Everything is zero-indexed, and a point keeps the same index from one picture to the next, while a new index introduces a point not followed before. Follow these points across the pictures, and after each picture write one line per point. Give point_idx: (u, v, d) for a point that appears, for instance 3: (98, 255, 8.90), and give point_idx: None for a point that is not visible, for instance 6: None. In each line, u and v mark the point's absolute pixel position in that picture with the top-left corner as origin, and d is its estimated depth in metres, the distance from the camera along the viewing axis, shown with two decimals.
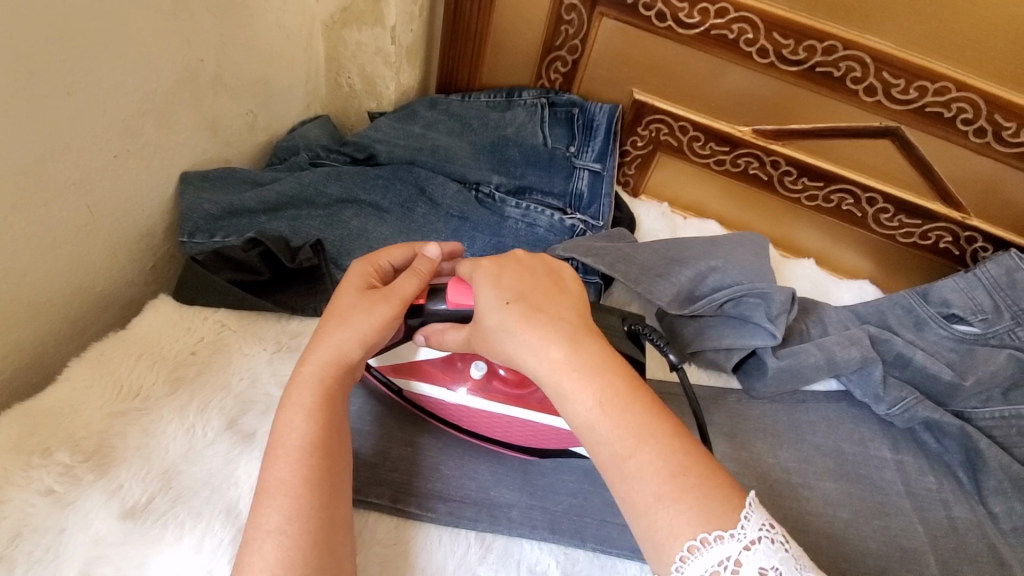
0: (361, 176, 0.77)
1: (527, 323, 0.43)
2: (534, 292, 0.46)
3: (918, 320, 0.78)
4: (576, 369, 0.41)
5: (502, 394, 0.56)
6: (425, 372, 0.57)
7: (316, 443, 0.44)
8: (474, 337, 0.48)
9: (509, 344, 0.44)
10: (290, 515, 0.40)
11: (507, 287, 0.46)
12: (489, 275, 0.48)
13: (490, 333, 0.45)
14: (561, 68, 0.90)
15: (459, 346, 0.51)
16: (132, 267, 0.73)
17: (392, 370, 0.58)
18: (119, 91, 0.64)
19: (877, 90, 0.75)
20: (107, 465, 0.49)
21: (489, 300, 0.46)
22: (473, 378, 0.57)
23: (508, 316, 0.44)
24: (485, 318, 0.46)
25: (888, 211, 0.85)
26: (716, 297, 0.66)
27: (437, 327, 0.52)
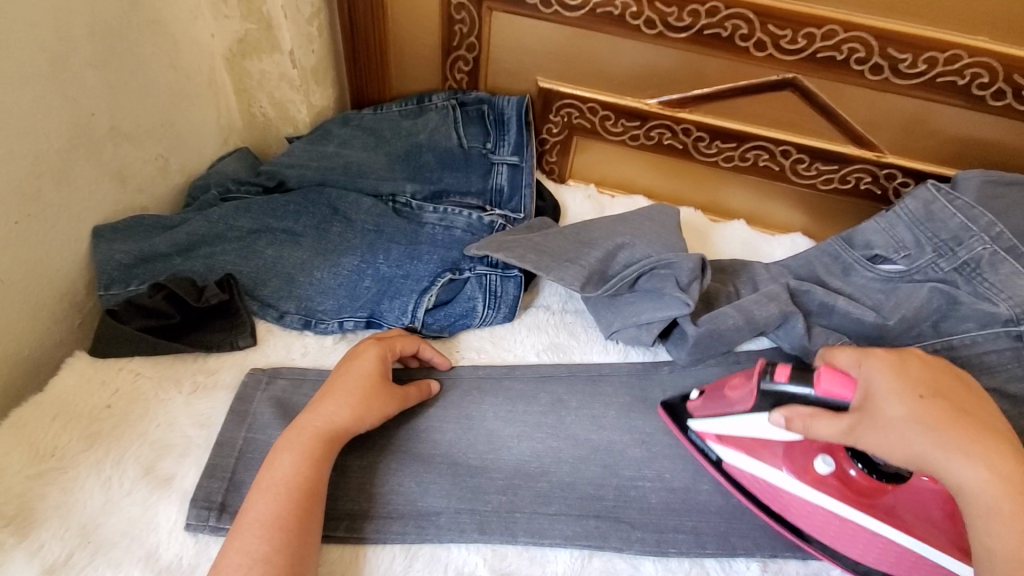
0: (271, 205, 0.77)
1: (949, 424, 0.47)
2: (948, 392, 0.50)
3: (846, 266, 0.77)
4: (1012, 484, 0.45)
5: (846, 496, 0.54)
6: (760, 452, 0.57)
7: (311, 485, 0.51)
8: (859, 423, 0.50)
9: (929, 442, 0.47)
10: (277, 548, 0.47)
11: (918, 381, 0.50)
12: (888, 365, 0.51)
13: (893, 426, 0.48)
14: (464, 67, 0.90)
15: (830, 436, 0.51)
16: (58, 327, 0.74)
17: (715, 436, 0.60)
18: (9, 158, 0.64)
19: (767, 44, 0.75)
20: (27, 527, 0.50)
21: (893, 392, 0.49)
22: (816, 473, 0.55)
23: (927, 415, 0.48)
24: (883, 407, 0.49)
25: (804, 161, 0.85)
26: (626, 274, 0.67)
27: (804, 409, 0.52)
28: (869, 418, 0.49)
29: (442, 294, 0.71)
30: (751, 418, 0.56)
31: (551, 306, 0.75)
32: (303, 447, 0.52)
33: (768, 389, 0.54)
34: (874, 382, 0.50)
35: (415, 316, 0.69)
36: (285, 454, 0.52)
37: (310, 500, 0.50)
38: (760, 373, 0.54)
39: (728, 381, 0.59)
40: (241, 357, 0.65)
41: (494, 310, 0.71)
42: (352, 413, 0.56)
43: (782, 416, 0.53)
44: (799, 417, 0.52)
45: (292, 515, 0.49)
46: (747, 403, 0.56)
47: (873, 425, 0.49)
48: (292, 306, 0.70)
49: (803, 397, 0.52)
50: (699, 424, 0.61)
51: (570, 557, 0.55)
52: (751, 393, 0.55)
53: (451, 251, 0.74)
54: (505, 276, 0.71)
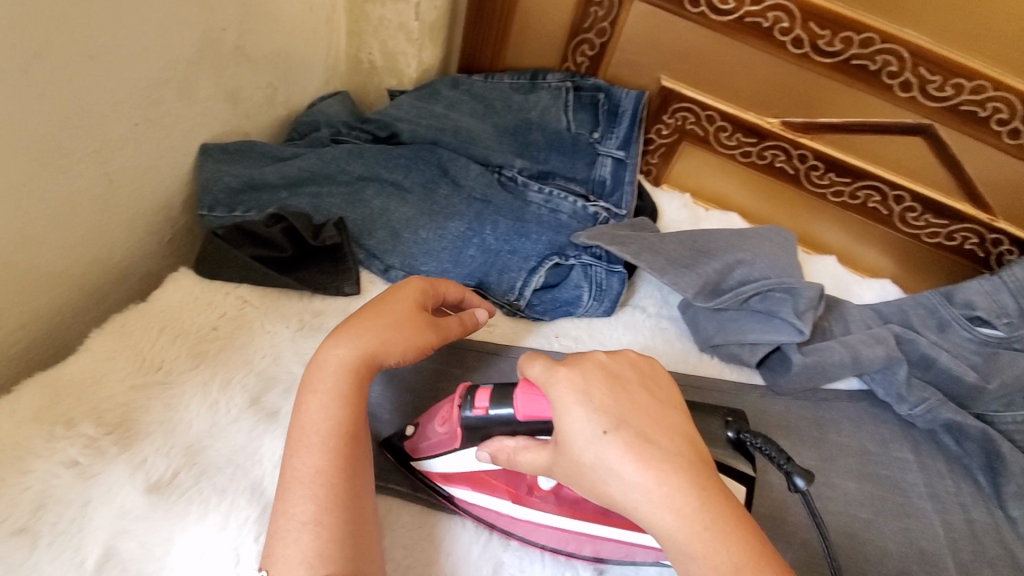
0: (384, 155, 0.76)
1: (637, 460, 0.40)
2: (643, 419, 0.42)
3: (941, 321, 0.76)
4: (709, 523, 0.39)
5: (571, 509, 0.50)
6: (485, 483, 0.51)
7: (352, 433, 0.46)
8: (556, 462, 0.43)
9: (625, 487, 0.40)
10: (325, 507, 0.42)
11: (605, 409, 0.42)
12: (575, 389, 0.43)
13: (584, 469, 0.41)
14: (588, 51, 0.88)
15: (533, 468, 0.45)
16: (150, 239, 0.71)
17: (444, 477, 0.52)
18: (142, 57, 0.61)
19: (913, 86, 0.74)
20: (130, 438, 0.48)
21: (582, 430, 0.41)
22: (538, 488, 0.50)
23: (612, 452, 0.40)
24: (575, 449, 0.41)
25: (915, 210, 0.84)
26: (743, 290, 0.66)
27: (507, 443, 0.47)
28: (564, 458, 0.42)
29: (549, 277, 0.70)
30: (462, 453, 0.50)
31: (648, 308, 0.74)
32: (329, 387, 0.48)
33: (471, 421, 0.48)
34: (567, 416, 0.42)
35: (522, 295, 0.69)
36: (314, 397, 0.47)
37: (351, 455, 0.45)
38: (459, 407, 0.49)
39: (432, 414, 0.52)
40: (346, 304, 0.63)
41: (598, 302, 0.70)
42: (377, 336, 0.51)
43: (488, 453, 0.48)
44: (504, 451, 0.47)
45: (342, 472, 0.44)
46: (456, 439, 0.50)
47: (569, 469, 0.42)
48: (397, 261, 0.69)
49: (504, 424, 0.47)
50: (427, 464, 0.52)
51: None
52: (455, 429, 0.49)
53: (559, 235, 0.72)
54: (611, 271, 0.70)
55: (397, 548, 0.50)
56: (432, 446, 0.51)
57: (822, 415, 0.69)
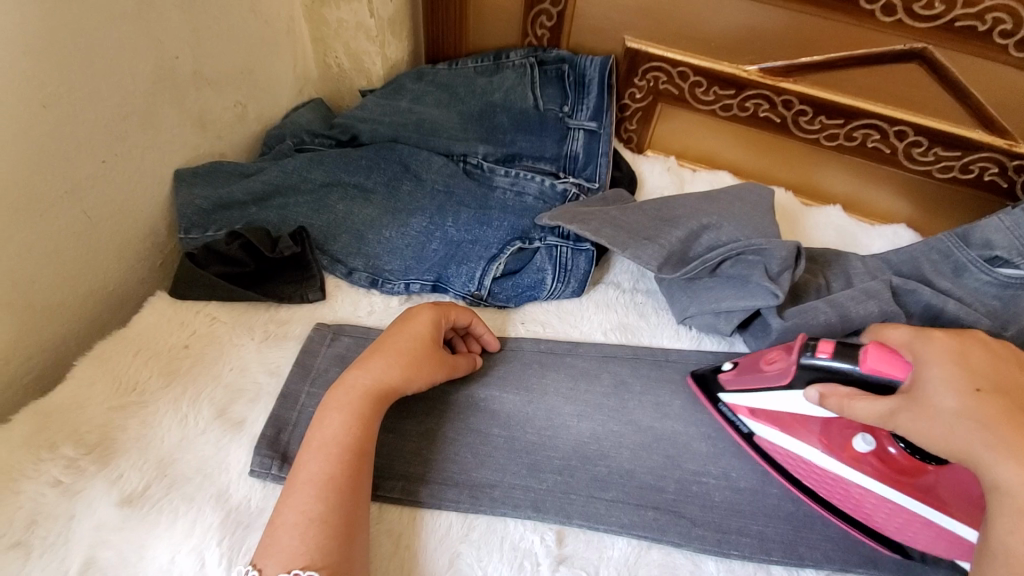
0: (344, 160, 0.76)
1: (1006, 421, 0.42)
2: (1003, 380, 0.45)
3: (957, 265, 0.70)
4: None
5: (882, 471, 0.52)
6: (793, 428, 0.54)
7: (360, 445, 0.50)
8: (901, 410, 0.45)
9: (976, 439, 0.42)
10: (331, 508, 0.46)
11: (980, 373, 0.45)
12: (952, 353, 0.45)
13: (941, 417, 0.43)
14: (547, 22, 0.84)
15: (871, 418, 0.46)
16: (140, 265, 0.76)
17: (748, 410, 0.57)
18: (95, 98, 0.65)
19: (897, 8, 0.66)
20: (108, 456, 0.52)
21: (946, 380, 0.44)
22: (854, 451, 0.53)
23: (983, 408, 0.43)
24: (936, 395, 0.44)
25: (921, 144, 0.75)
26: (710, 258, 0.62)
27: (841, 388, 0.48)
28: (917, 407, 0.44)
29: (511, 263, 0.69)
30: (789, 394, 0.52)
31: (622, 283, 0.71)
32: (350, 406, 0.51)
33: (811, 365, 0.50)
34: (932, 370, 0.45)
35: (482, 284, 0.68)
36: (335, 415, 0.51)
37: (361, 464, 0.49)
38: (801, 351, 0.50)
39: (761, 356, 0.55)
40: (310, 311, 0.65)
41: (564, 284, 0.68)
42: (401, 373, 0.54)
43: (816, 392, 0.49)
44: (836, 395, 0.48)
45: (344, 478, 0.47)
46: (785, 377, 0.52)
47: (921, 415, 0.44)
48: (361, 263, 0.69)
49: (843, 377, 0.48)
50: (731, 399, 0.58)
51: (627, 545, 0.52)
52: (788, 367, 0.52)
53: (522, 219, 0.71)
54: (577, 250, 0.68)
55: None
56: (741, 379, 0.57)
57: None
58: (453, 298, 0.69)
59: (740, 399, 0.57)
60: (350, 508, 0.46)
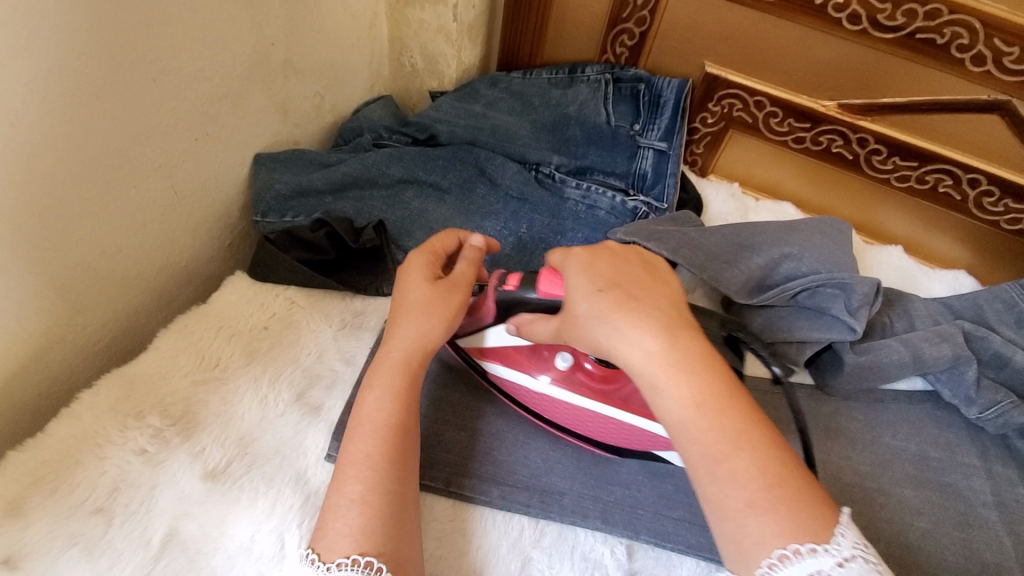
0: (422, 157, 0.78)
1: (618, 313, 0.43)
2: (625, 279, 0.46)
3: (1021, 316, 0.71)
4: (683, 365, 0.41)
5: (589, 388, 0.55)
6: (515, 361, 0.57)
7: (403, 421, 0.49)
8: (562, 328, 0.48)
9: (620, 340, 0.43)
10: (372, 488, 0.44)
11: (601, 276, 0.46)
12: (583, 263, 0.47)
13: (586, 323, 0.45)
14: (628, 41, 0.86)
15: (548, 338, 0.50)
16: (212, 243, 0.77)
17: (477, 351, 0.58)
18: (197, 77, 0.66)
19: (987, 59, 0.67)
20: (191, 429, 0.53)
21: (585, 287, 0.45)
22: (559, 370, 0.56)
23: (602, 307, 0.44)
24: (579, 308, 0.45)
25: (992, 193, 0.76)
26: (789, 287, 0.62)
27: (526, 316, 0.52)
28: (569, 320, 0.47)
29: None
30: (496, 330, 0.56)
31: None
32: (388, 382, 0.49)
33: (506, 298, 0.53)
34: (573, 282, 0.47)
35: None
36: (376, 393, 0.49)
37: (406, 441, 0.48)
38: (495, 281, 0.54)
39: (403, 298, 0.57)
40: (384, 303, 0.66)
41: None
42: (425, 327, 0.52)
43: (513, 325, 0.53)
44: (523, 323, 0.52)
45: (388, 460, 0.46)
46: (491, 315, 0.55)
47: (570, 329, 0.46)
48: None
49: (529, 303, 0.53)
50: (462, 341, 0.59)
51: (694, 565, 0.52)
52: (491, 306, 0.55)
53: (596, 233, 0.74)
54: None
55: (430, 539, 0.51)
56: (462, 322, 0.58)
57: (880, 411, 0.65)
58: None
59: (465, 340, 0.58)
60: (398, 493, 0.45)
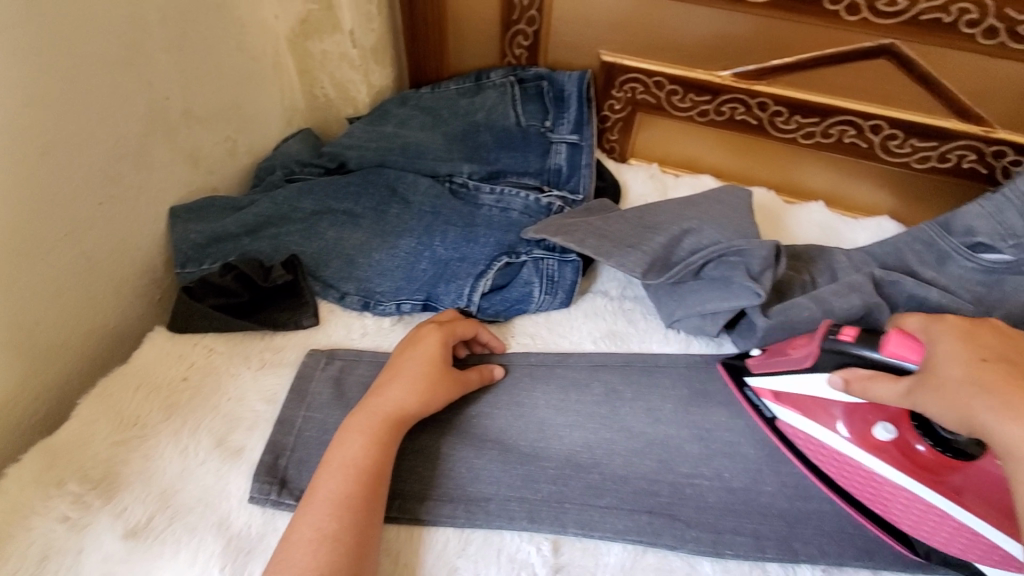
0: (333, 187, 0.78)
1: (1012, 385, 0.42)
2: (1013, 355, 0.46)
3: (941, 254, 0.70)
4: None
5: (904, 463, 0.54)
6: (816, 413, 0.57)
7: (380, 466, 0.51)
8: (918, 388, 0.46)
9: (978, 406, 0.42)
10: (345, 526, 0.47)
11: (985, 347, 0.46)
12: (960, 330, 0.48)
13: (950, 388, 0.44)
14: (523, 41, 0.87)
15: (890, 401, 0.49)
16: (138, 301, 0.78)
17: (772, 395, 0.60)
18: (91, 143, 0.67)
19: (861, 6, 0.67)
20: (113, 490, 0.54)
21: (955, 354, 0.45)
22: (876, 440, 0.55)
23: (996, 375, 0.43)
24: (948, 373, 0.45)
25: (897, 137, 0.76)
26: (691, 261, 0.63)
27: (863, 371, 0.51)
28: (931, 381, 0.45)
29: (499, 278, 0.69)
30: (812, 376, 0.55)
31: (610, 292, 0.72)
32: (369, 428, 0.53)
33: (833, 347, 0.52)
34: (941, 347, 0.47)
35: (472, 300, 0.69)
36: (353, 436, 0.52)
37: (376, 485, 0.50)
38: (826, 331, 0.53)
39: (789, 342, 0.58)
40: (304, 336, 0.67)
41: (551, 295, 0.69)
42: (400, 391, 0.56)
43: (839, 377, 0.52)
44: (857, 379, 0.51)
45: (353, 498, 0.48)
46: (809, 358, 0.55)
47: (934, 391, 0.45)
48: (352, 287, 0.71)
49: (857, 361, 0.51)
50: (755, 382, 0.61)
51: (621, 551, 0.53)
52: (811, 350, 0.55)
53: (508, 234, 0.72)
54: (563, 261, 0.69)
55: None
56: (774, 361, 0.59)
57: None
58: None
59: (759, 380, 0.61)
60: (364, 527, 0.47)
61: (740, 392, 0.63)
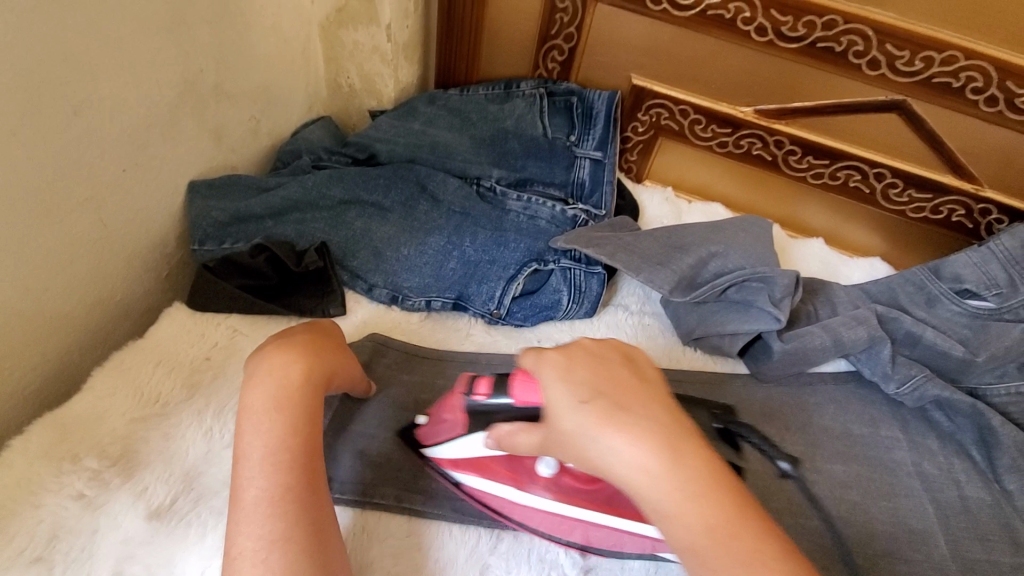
0: (362, 177, 0.78)
1: (608, 424, 0.42)
2: (609, 385, 0.45)
3: (930, 296, 0.75)
4: (682, 481, 0.40)
5: (581, 494, 0.53)
6: (489, 470, 0.54)
7: (308, 449, 0.45)
8: (546, 436, 0.45)
9: (602, 449, 0.42)
10: (293, 524, 0.41)
11: (580, 384, 0.45)
12: (557, 368, 0.46)
13: (576, 439, 0.43)
14: (558, 57, 0.89)
15: (532, 450, 0.47)
16: (149, 276, 0.76)
17: (451, 462, 0.56)
18: (122, 107, 0.65)
19: (881, 63, 0.73)
20: (132, 468, 0.52)
21: (568, 401, 0.44)
22: (541, 477, 0.53)
23: (587, 420, 0.43)
24: (563, 423, 0.44)
25: (897, 186, 0.82)
26: (718, 283, 0.67)
27: (507, 426, 0.49)
28: (553, 432, 0.44)
29: (528, 284, 0.71)
30: (468, 439, 0.53)
31: (630, 306, 0.75)
32: (276, 401, 0.46)
33: (474, 407, 0.51)
34: (550, 390, 0.45)
35: (502, 302, 0.70)
36: (262, 420, 0.45)
37: (309, 466, 0.44)
38: (462, 389, 0.52)
39: (442, 403, 0.54)
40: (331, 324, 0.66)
41: (578, 304, 0.71)
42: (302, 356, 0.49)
43: (493, 438, 0.50)
44: (501, 435, 0.49)
45: (289, 486, 0.43)
46: (461, 426, 0.53)
47: (558, 440, 0.44)
48: (380, 280, 0.71)
49: (503, 411, 0.50)
50: (436, 452, 0.56)
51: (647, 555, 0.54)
52: (460, 414, 0.52)
53: (537, 241, 0.74)
54: (590, 272, 0.72)
55: (385, 556, 0.51)
56: (435, 428, 0.55)
57: (808, 392, 0.70)
58: (471, 317, 0.71)
59: (433, 450, 0.56)
60: (316, 514, 0.43)
61: (428, 466, 0.57)
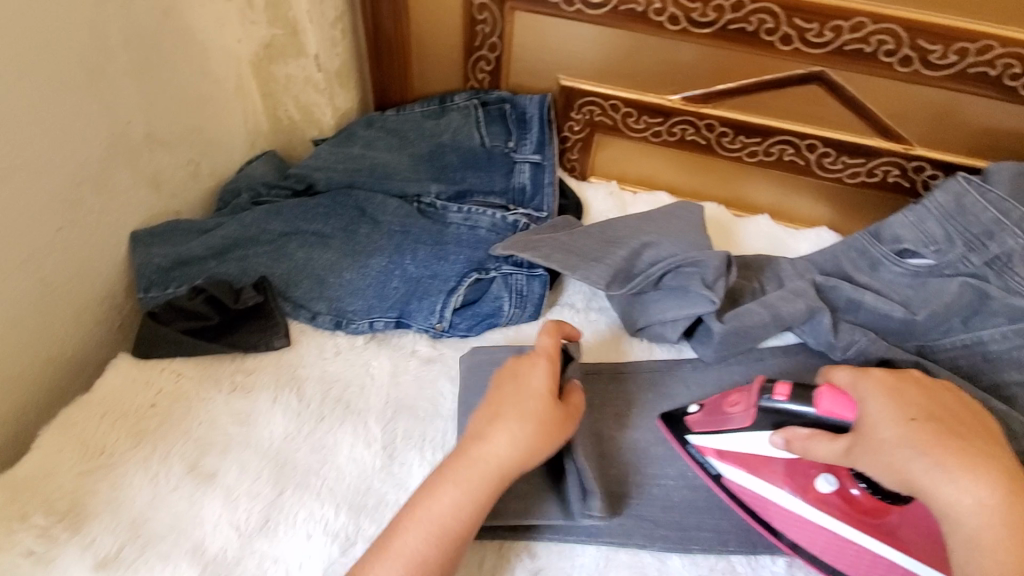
0: (300, 208, 0.79)
1: (941, 447, 0.47)
2: (938, 412, 0.50)
3: (873, 260, 0.75)
4: (1005, 519, 0.43)
5: (848, 514, 0.54)
6: (760, 468, 0.56)
7: (466, 524, 0.48)
8: (855, 445, 0.49)
9: (917, 465, 0.46)
10: None
11: (913, 405, 0.50)
12: (890, 385, 0.52)
13: (884, 448, 0.48)
14: (486, 67, 0.91)
15: (829, 457, 0.51)
16: (100, 328, 0.77)
17: (715, 452, 0.59)
18: (51, 167, 0.66)
19: (792, 38, 0.74)
20: (80, 521, 0.53)
21: (886, 415, 0.49)
22: (816, 492, 0.55)
23: (917, 436, 0.47)
24: (881, 433, 0.49)
25: (830, 154, 0.83)
26: (652, 272, 0.68)
27: (801, 431, 0.53)
28: (866, 441, 0.49)
29: (469, 294, 0.72)
30: (754, 433, 0.56)
31: (576, 303, 0.75)
32: (466, 481, 0.49)
33: (770, 407, 0.54)
34: (870, 406, 0.50)
35: (444, 315, 0.71)
36: (449, 489, 0.49)
37: (451, 543, 0.47)
38: (761, 388, 0.55)
39: (721, 400, 0.59)
40: (276, 357, 0.66)
41: (521, 309, 0.72)
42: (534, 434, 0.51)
43: (783, 437, 0.54)
44: (798, 439, 0.53)
45: (437, 563, 0.46)
46: (745, 419, 0.56)
47: (871, 450, 0.49)
48: (323, 307, 0.71)
49: (801, 417, 0.53)
50: (696, 439, 0.60)
51: (597, 552, 0.55)
52: (751, 410, 0.56)
53: (476, 251, 0.75)
54: (531, 276, 0.72)
55: None
56: (709, 420, 0.59)
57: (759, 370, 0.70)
58: (415, 333, 0.71)
59: (693, 436, 0.60)
60: None
61: (682, 448, 0.61)
